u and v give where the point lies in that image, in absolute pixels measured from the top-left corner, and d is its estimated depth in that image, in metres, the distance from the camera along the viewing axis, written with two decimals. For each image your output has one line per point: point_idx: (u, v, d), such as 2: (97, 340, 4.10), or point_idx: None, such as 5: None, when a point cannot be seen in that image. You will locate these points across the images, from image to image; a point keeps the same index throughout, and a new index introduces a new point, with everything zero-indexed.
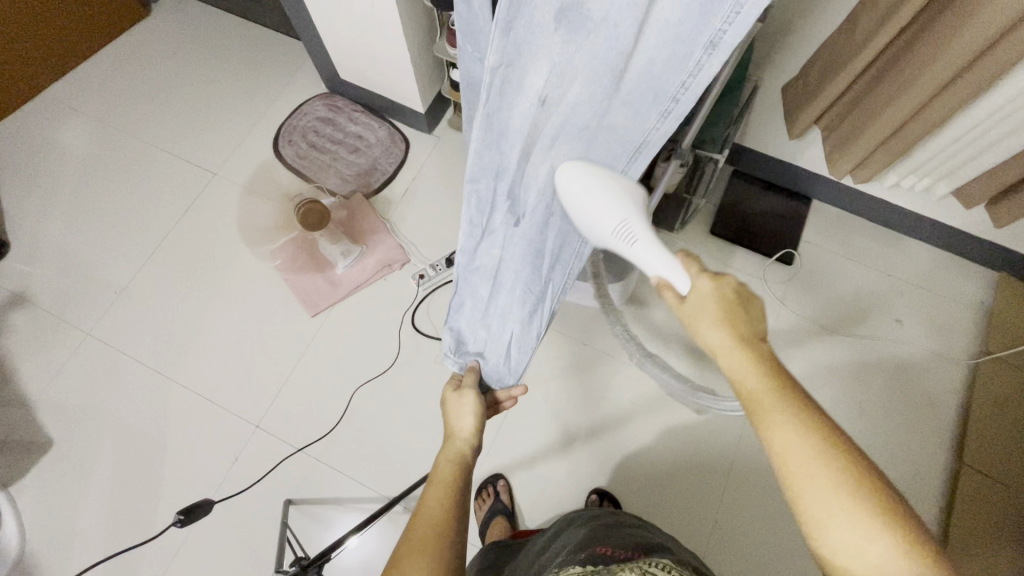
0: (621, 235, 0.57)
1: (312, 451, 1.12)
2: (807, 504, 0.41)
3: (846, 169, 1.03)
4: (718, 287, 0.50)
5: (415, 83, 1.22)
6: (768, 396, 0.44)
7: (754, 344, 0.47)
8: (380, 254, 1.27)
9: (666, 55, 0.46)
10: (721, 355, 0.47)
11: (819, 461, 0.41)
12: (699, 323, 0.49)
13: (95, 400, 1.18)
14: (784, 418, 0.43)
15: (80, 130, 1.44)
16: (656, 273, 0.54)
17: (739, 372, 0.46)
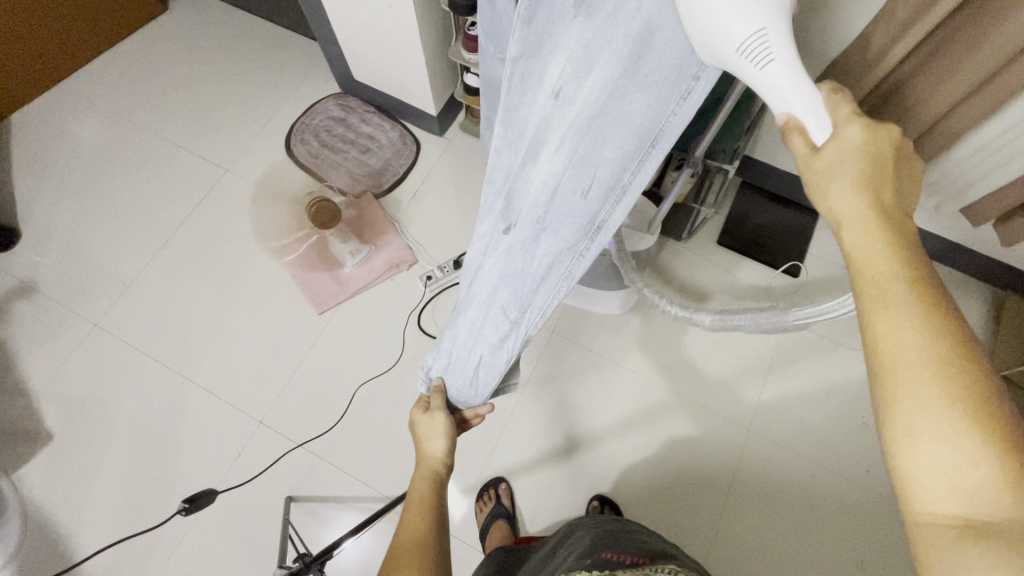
0: (751, 53, 0.40)
1: (314, 449, 1.12)
2: (896, 396, 0.36)
3: None
4: (867, 149, 0.42)
5: (428, 85, 1.23)
6: (892, 278, 0.38)
7: (897, 218, 0.40)
8: (388, 254, 1.27)
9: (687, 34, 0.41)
10: (848, 222, 0.41)
11: (937, 364, 0.35)
12: (833, 182, 0.42)
13: (100, 391, 1.18)
14: (906, 304, 0.37)
15: (94, 123, 1.46)
16: (789, 112, 0.44)
17: (868, 252, 0.39)
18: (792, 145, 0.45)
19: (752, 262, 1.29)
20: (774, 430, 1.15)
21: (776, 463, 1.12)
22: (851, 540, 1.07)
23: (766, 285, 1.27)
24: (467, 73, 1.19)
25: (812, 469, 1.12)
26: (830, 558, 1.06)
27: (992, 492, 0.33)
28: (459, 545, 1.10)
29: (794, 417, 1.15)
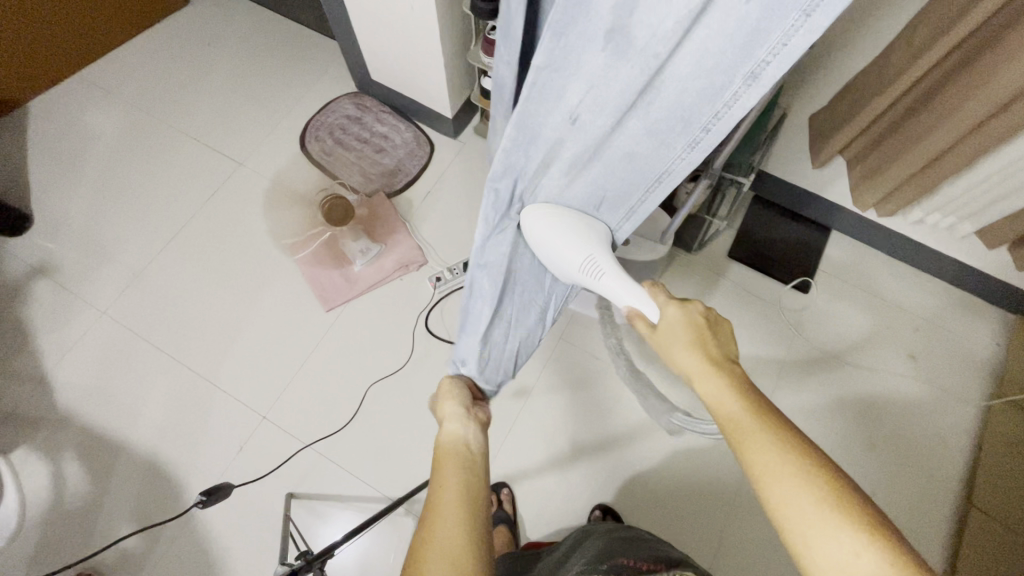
0: (588, 271, 0.64)
1: (317, 446, 1.12)
2: (779, 506, 0.43)
3: (870, 201, 1.04)
4: (686, 313, 0.58)
5: (445, 88, 1.24)
6: (740, 412, 0.48)
7: (727, 366, 0.53)
8: (398, 254, 1.27)
9: (700, 88, 0.47)
10: (695, 375, 0.53)
11: (797, 479, 0.43)
12: (674, 347, 0.56)
13: (105, 379, 1.18)
14: (759, 433, 0.46)
15: (111, 112, 1.47)
16: (632, 305, 0.63)
17: (716, 394, 0.51)
18: (636, 327, 0.62)
19: (762, 276, 1.28)
20: None
21: None
22: None
23: (775, 300, 1.26)
24: (485, 77, 1.20)
25: None
26: None
27: (888, 571, 0.39)
28: None
29: None
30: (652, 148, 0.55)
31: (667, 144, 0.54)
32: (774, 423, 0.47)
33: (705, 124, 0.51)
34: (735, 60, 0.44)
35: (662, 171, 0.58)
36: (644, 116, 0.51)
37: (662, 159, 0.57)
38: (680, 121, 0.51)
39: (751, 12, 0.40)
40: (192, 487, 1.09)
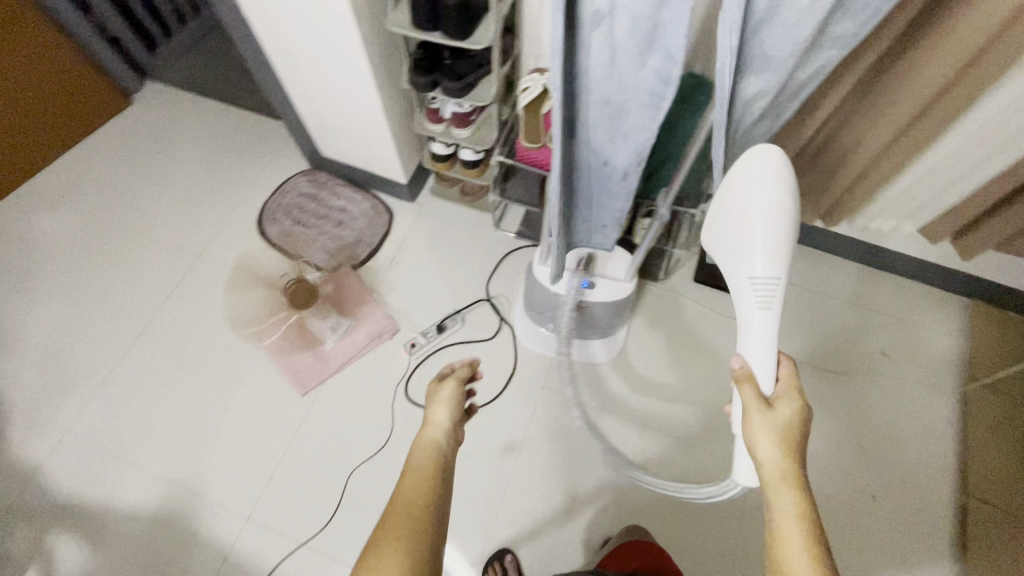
0: (764, 295, 0.58)
1: (309, 540, 1.07)
2: None
3: (816, 215, 1.08)
4: (790, 410, 0.61)
5: (396, 156, 1.26)
6: (796, 535, 0.55)
7: (801, 480, 0.58)
8: (369, 325, 1.26)
9: (850, 18, 0.60)
10: (771, 475, 0.58)
11: None
12: (763, 439, 0.59)
13: (74, 502, 1.11)
14: (805, 558, 0.53)
15: (61, 220, 1.44)
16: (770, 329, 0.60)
17: (782, 500, 0.57)
18: (743, 391, 0.61)
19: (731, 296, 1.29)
20: None
21: None
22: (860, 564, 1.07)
23: None
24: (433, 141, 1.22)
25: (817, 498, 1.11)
26: None
27: None
28: None
29: None
30: (826, 81, 0.68)
31: (830, 73, 0.67)
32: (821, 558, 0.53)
33: (861, 43, 0.63)
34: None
35: (832, 89, 0.69)
36: (811, 62, 0.65)
37: (829, 79, 0.68)
38: (841, 56, 0.64)
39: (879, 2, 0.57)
40: None
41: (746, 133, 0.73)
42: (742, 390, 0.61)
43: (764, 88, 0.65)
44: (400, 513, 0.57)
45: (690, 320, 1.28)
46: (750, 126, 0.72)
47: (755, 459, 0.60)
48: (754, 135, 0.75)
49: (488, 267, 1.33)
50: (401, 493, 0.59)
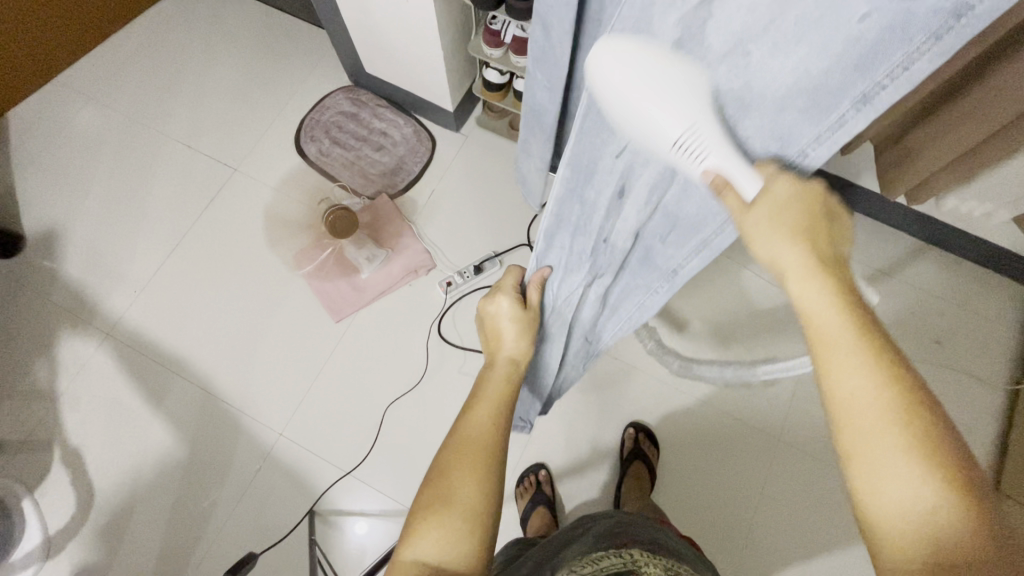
0: (622, 251, 0.56)
1: (338, 461, 1.11)
2: (835, 387, 0.40)
3: (901, 190, 0.98)
4: (800, 188, 0.43)
5: (445, 82, 1.17)
6: (842, 327, 0.40)
7: (837, 269, 0.42)
8: (405, 259, 1.24)
9: (802, 106, 0.40)
10: (793, 274, 0.42)
11: (881, 403, 0.38)
12: (762, 233, 0.44)
13: (118, 400, 1.16)
14: (854, 347, 0.39)
15: (93, 118, 1.39)
16: (718, 170, 0.43)
17: (820, 302, 0.41)
18: (725, 202, 0.44)
19: None
20: (806, 439, 1.12)
21: (806, 472, 1.10)
22: None
23: None
24: (487, 68, 1.14)
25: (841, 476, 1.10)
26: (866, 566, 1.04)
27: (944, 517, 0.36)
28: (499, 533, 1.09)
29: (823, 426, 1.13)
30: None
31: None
32: (879, 343, 0.39)
33: (802, 150, 0.44)
34: (840, 80, 0.38)
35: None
36: (729, 143, 0.45)
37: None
38: (772, 140, 0.44)
39: (866, 28, 0.34)
40: (216, 510, 1.09)
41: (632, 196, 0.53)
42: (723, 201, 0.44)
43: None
44: (472, 433, 0.57)
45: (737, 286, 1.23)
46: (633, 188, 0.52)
47: (769, 270, 0.44)
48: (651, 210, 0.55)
49: (530, 210, 1.27)
50: (472, 418, 0.59)
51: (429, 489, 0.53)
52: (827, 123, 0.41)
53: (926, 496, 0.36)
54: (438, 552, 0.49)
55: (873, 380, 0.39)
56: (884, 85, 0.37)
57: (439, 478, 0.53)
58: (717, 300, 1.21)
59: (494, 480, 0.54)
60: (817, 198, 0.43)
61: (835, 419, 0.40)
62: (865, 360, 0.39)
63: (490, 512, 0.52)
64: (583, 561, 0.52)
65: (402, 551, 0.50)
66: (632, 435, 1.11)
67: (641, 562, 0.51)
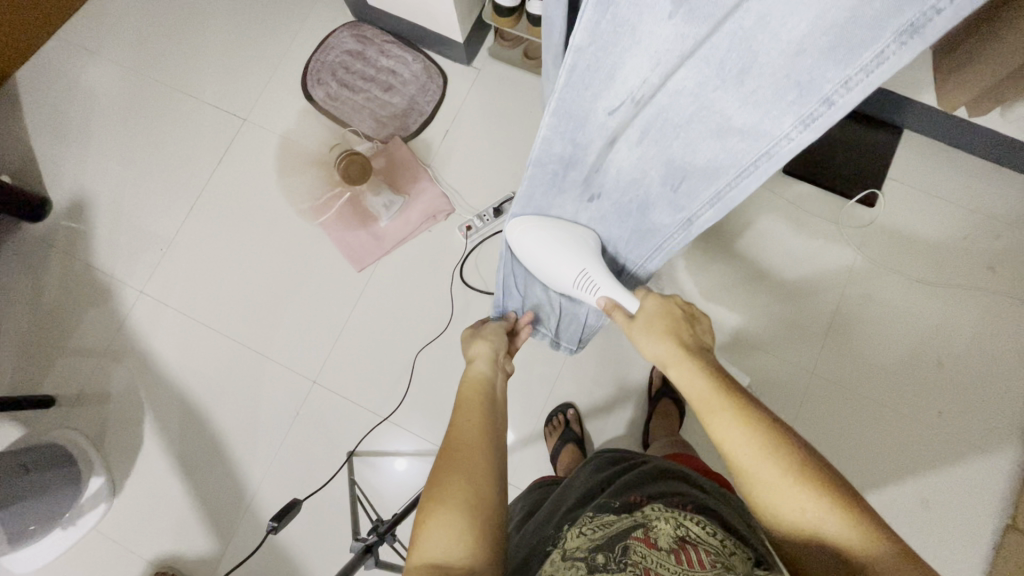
0: (582, 286, 0.67)
1: (371, 407, 1.15)
2: (718, 436, 0.51)
3: (960, 102, 0.90)
4: (664, 303, 0.63)
5: (451, 12, 1.07)
6: (705, 388, 0.54)
7: (695, 351, 0.58)
8: (423, 204, 1.21)
9: (825, 46, 0.43)
10: (669, 361, 0.58)
11: (753, 445, 0.48)
12: (646, 338, 0.60)
13: (158, 354, 1.21)
14: (721, 408, 0.51)
15: (100, 74, 1.36)
16: (606, 297, 0.66)
17: (686, 377, 0.56)
18: (615, 319, 0.65)
19: (821, 191, 1.16)
20: (841, 373, 1.11)
21: (837, 402, 1.10)
22: (908, 471, 1.06)
23: (836, 218, 1.16)
24: None
25: (875, 405, 1.09)
26: (887, 488, 1.06)
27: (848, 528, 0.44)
28: (528, 471, 1.12)
29: (860, 359, 1.11)
30: (754, 119, 0.49)
31: (772, 116, 0.48)
32: (734, 396, 0.52)
33: (829, 94, 0.46)
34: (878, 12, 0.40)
35: (765, 151, 0.52)
36: (739, 88, 0.48)
37: (758, 132, 0.50)
38: (793, 87, 0.46)
39: None
40: (261, 452, 1.15)
41: (621, 144, 0.56)
42: (614, 318, 0.65)
43: (667, 70, 0.48)
44: (461, 438, 0.57)
45: (771, 217, 1.17)
46: (627, 135, 0.55)
47: (654, 364, 0.60)
48: (645, 152, 0.56)
49: None
50: (459, 427, 0.58)
51: (424, 496, 0.52)
52: (863, 61, 0.43)
53: (826, 513, 0.44)
54: (444, 551, 0.48)
55: (738, 425, 0.50)
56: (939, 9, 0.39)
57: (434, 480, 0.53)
58: (751, 235, 1.16)
59: (487, 472, 0.54)
60: (674, 305, 0.63)
61: (747, 491, 0.49)
62: (731, 413, 0.51)
63: (488, 509, 0.51)
64: (593, 523, 0.51)
65: (413, 559, 0.48)
66: (660, 373, 1.11)
67: (651, 518, 0.49)
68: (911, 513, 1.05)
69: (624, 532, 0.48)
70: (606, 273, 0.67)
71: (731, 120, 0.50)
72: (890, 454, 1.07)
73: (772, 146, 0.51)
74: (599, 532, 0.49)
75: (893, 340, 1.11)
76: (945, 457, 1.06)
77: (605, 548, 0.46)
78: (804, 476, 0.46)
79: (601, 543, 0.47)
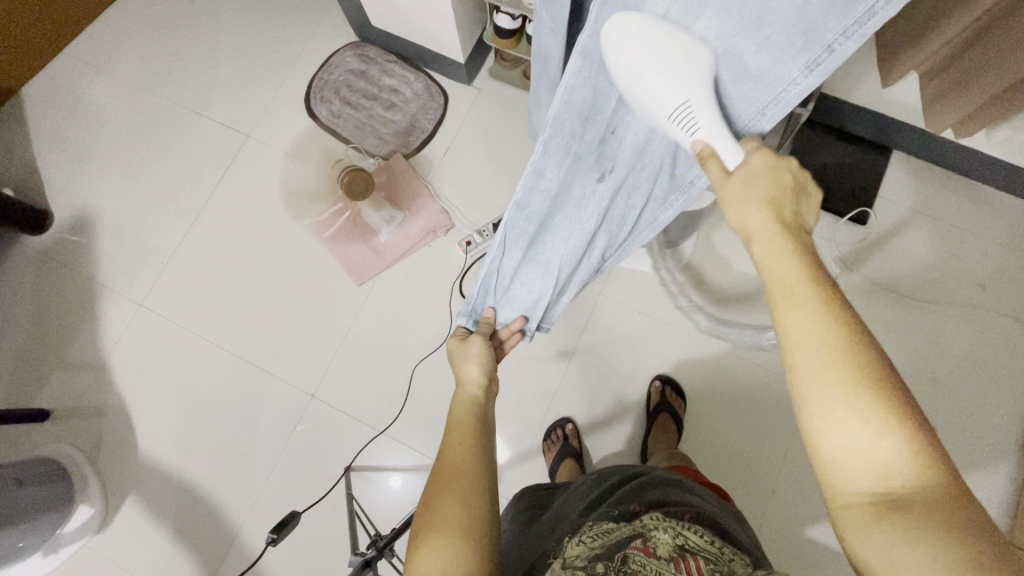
0: (681, 121, 0.52)
1: (369, 421, 1.15)
2: (794, 330, 0.44)
3: (946, 124, 0.92)
4: (771, 167, 0.52)
5: (453, 32, 1.10)
6: (798, 274, 0.45)
7: (794, 232, 0.49)
8: (424, 219, 1.22)
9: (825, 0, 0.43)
10: (757, 233, 0.49)
11: (835, 350, 0.41)
12: (736, 201, 0.51)
13: (155, 367, 1.20)
14: (810, 301, 0.44)
15: (106, 89, 1.38)
16: (704, 140, 0.53)
17: (773, 258, 0.47)
18: (708, 170, 0.54)
19: None
20: None
21: None
22: None
23: (829, 235, 1.18)
24: (498, 13, 1.07)
25: None
26: None
27: (905, 466, 0.39)
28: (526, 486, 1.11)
29: None
30: (767, 64, 0.50)
31: (782, 62, 0.49)
32: (832, 295, 0.44)
33: (830, 43, 0.46)
34: None
35: (775, 95, 0.52)
36: (754, 34, 0.48)
37: (769, 78, 0.51)
38: (800, 35, 0.47)
39: None
40: (256, 467, 1.14)
41: None
42: (707, 169, 0.54)
43: (688, 13, 0.48)
44: (453, 462, 0.57)
45: None
46: None
47: (739, 234, 0.51)
48: None
49: None
50: (447, 451, 0.59)
51: (417, 527, 0.52)
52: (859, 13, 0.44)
53: (890, 450, 0.39)
54: (440, 571, 0.47)
55: (824, 323, 0.43)
56: None
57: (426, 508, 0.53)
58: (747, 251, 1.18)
59: (479, 495, 0.54)
60: (786, 169, 0.53)
61: (800, 410, 0.43)
62: (819, 307, 0.43)
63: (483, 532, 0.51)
64: (593, 532, 0.52)
65: None
66: (658, 389, 1.11)
67: (650, 527, 0.49)
68: None
69: (624, 541, 0.48)
70: (717, 110, 0.52)
71: (747, 65, 0.51)
72: None
73: (781, 92, 0.52)
74: (597, 542, 0.50)
75: (889, 356, 1.12)
76: None
77: (605, 557, 0.46)
78: (881, 403, 0.39)
79: (600, 550, 0.47)
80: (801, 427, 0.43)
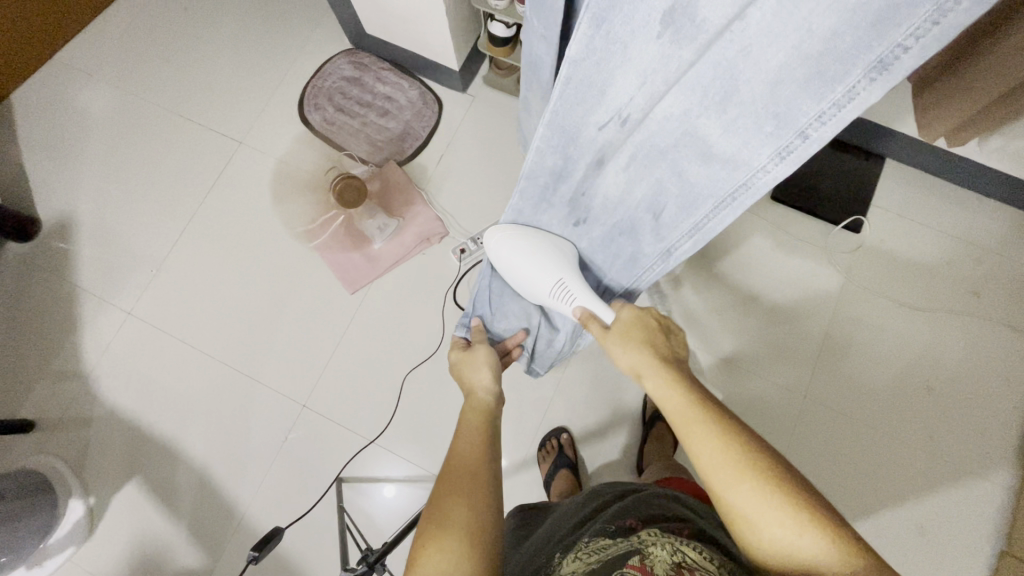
0: (559, 295, 0.69)
1: (362, 431, 1.13)
2: (694, 452, 0.50)
3: (938, 134, 0.93)
4: (638, 314, 0.64)
5: (447, 40, 1.10)
6: (683, 403, 0.53)
7: (673, 365, 0.58)
8: (417, 227, 1.21)
9: (798, 85, 0.42)
10: (642, 371, 0.58)
11: (728, 465, 0.48)
12: (619, 348, 0.62)
13: (144, 376, 1.18)
14: (698, 423, 0.51)
15: (97, 95, 1.37)
16: (582, 307, 0.68)
17: (661, 390, 0.56)
18: (591, 330, 0.66)
19: (809, 217, 1.19)
20: (837, 400, 1.11)
21: (832, 427, 1.10)
22: (904, 498, 1.06)
23: (824, 243, 1.18)
24: (492, 22, 1.07)
25: (869, 430, 1.09)
26: (884, 516, 1.05)
27: (829, 550, 0.43)
28: (521, 497, 1.10)
29: (857, 386, 1.11)
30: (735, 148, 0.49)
31: (751, 147, 0.48)
32: (716, 413, 0.51)
33: (803, 128, 0.45)
34: (854, 44, 0.38)
35: (744, 181, 0.52)
36: (720, 116, 0.47)
37: (737, 162, 0.50)
38: (771, 117, 0.45)
39: None
40: (246, 479, 1.12)
41: (610, 161, 0.59)
42: (589, 329, 0.66)
43: (654, 95, 0.49)
44: (461, 465, 0.56)
45: (761, 242, 1.19)
46: (615, 157, 0.58)
47: (630, 374, 0.60)
48: (631, 176, 0.59)
49: None
50: (455, 454, 0.58)
51: (421, 528, 0.50)
52: (833, 98, 0.42)
53: (811, 538, 0.44)
54: None
55: (713, 440, 0.49)
56: (907, 48, 0.37)
57: (431, 510, 0.52)
58: (742, 260, 1.18)
59: (487, 501, 0.53)
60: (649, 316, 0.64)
61: (729, 518, 0.48)
62: (706, 427, 0.50)
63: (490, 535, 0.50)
64: (590, 548, 0.51)
65: None
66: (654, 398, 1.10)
67: (648, 543, 0.48)
68: (906, 542, 1.04)
69: (621, 557, 0.47)
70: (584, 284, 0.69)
71: (713, 147, 0.50)
72: (884, 481, 1.07)
73: (750, 177, 0.51)
74: (593, 559, 0.49)
75: (885, 365, 1.12)
76: (939, 485, 1.06)
77: None
78: (784, 499, 0.45)
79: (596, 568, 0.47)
80: (733, 532, 0.48)
